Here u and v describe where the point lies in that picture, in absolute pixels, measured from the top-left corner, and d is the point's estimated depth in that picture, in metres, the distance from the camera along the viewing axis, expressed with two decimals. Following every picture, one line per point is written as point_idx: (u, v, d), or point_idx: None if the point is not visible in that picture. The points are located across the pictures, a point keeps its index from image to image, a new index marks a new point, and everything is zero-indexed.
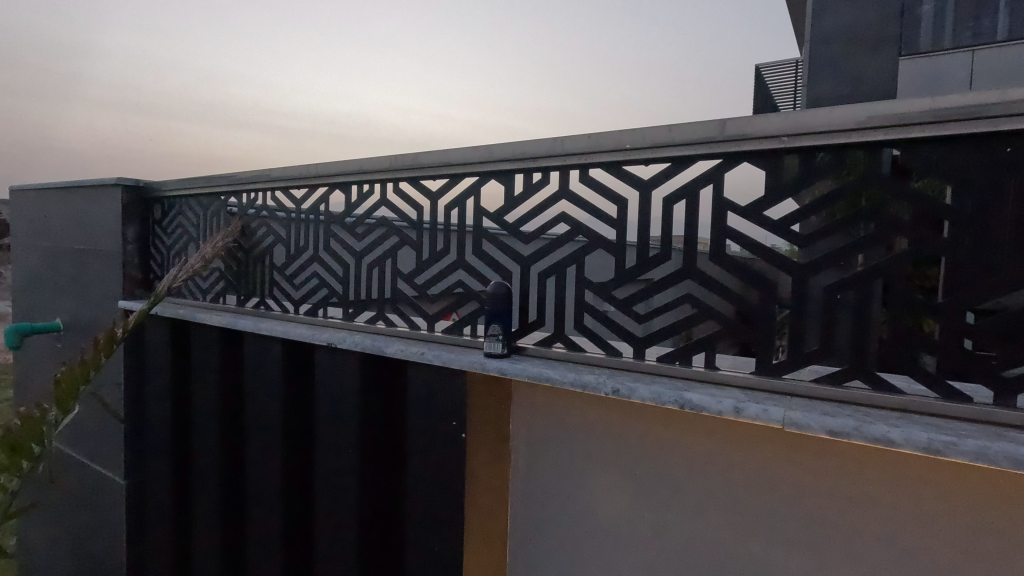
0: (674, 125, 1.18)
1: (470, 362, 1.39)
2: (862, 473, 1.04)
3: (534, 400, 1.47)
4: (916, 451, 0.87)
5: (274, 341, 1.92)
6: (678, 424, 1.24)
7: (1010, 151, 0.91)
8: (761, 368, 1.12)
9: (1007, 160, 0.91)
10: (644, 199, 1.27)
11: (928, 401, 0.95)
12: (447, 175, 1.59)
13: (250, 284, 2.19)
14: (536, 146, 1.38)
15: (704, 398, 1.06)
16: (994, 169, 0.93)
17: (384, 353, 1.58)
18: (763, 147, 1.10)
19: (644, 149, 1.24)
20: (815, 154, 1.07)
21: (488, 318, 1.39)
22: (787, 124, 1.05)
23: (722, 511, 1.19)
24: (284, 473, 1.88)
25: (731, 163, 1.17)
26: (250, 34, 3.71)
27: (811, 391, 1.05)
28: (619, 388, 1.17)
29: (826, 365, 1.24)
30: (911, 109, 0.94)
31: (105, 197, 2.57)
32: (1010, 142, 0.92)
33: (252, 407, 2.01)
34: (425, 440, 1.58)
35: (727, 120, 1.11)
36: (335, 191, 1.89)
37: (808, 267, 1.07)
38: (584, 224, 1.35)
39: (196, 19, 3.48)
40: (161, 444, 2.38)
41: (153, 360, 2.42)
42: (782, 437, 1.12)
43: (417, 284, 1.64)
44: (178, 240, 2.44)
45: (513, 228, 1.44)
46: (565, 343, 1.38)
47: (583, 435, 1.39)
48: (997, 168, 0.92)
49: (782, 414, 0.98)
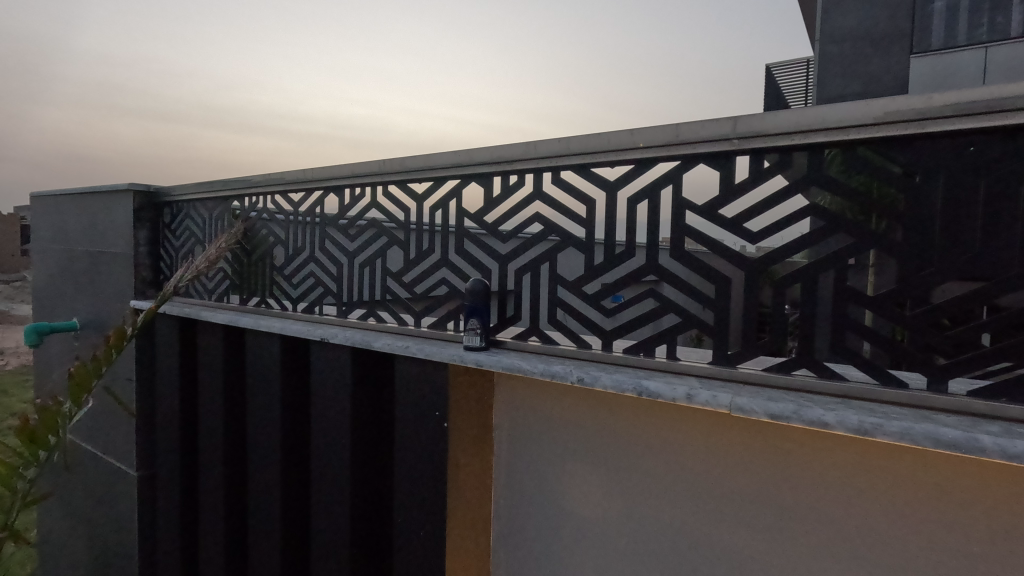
0: (636, 129, 1.25)
1: (450, 355, 1.46)
2: (819, 461, 1.09)
3: (516, 395, 1.54)
4: (847, 432, 0.92)
5: (273, 337, 2.01)
6: (652, 420, 1.30)
7: (972, 149, 0.94)
8: (718, 358, 1.19)
9: (966, 158, 0.95)
10: (610, 199, 1.34)
11: (867, 388, 1.01)
12: (431, 178, 1.68)
13: (252, 283, 2.30)
14: (511, 150, 1.45)
15: (660, 385, 1.13)
16: (950, 167, 0.96)
17: (372, 346, 1.66)
18: (717, 149, 1.17)
19: (609, 152, 1.31)
20: (764, 156, 1.14)
21: (467, 313, 1.47)
22: (738, 127, 1.11)
23: (688, 497, 1.25)
24: (283, 465, 1.98)
25: (690, 164, 1.23)
26: (266, 41, 3.84)
27: (762, 378, 1.11)
28: (584, 376, 1.23)
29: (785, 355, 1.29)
30: (850, 113, 0.99)
31: (118, 203, 2.70)
32: (970, 141, 0.95)
33: (253, 400, 2.12)
34: (412, 430, 1.66)
35: (683, 125, 1.18)
36: (330, 195, 1.99)
37: (760, 261, 1.13)
38: (556, 224, 1.42)
39: (218, 27, 3.61)
40: (171, 437, 2.49)
41: (163, 357, 2.53)
42: (741, 425, 1.18)
43: (405, 282, 1.73)
44: (186, 243, 2.55)
45: (491, 228, 1.52)
46: (540, 336, 1.45)
47: (564, 433, 1.45)
48: (954, 165, 0.96)
49: (729, 399, 1.04)
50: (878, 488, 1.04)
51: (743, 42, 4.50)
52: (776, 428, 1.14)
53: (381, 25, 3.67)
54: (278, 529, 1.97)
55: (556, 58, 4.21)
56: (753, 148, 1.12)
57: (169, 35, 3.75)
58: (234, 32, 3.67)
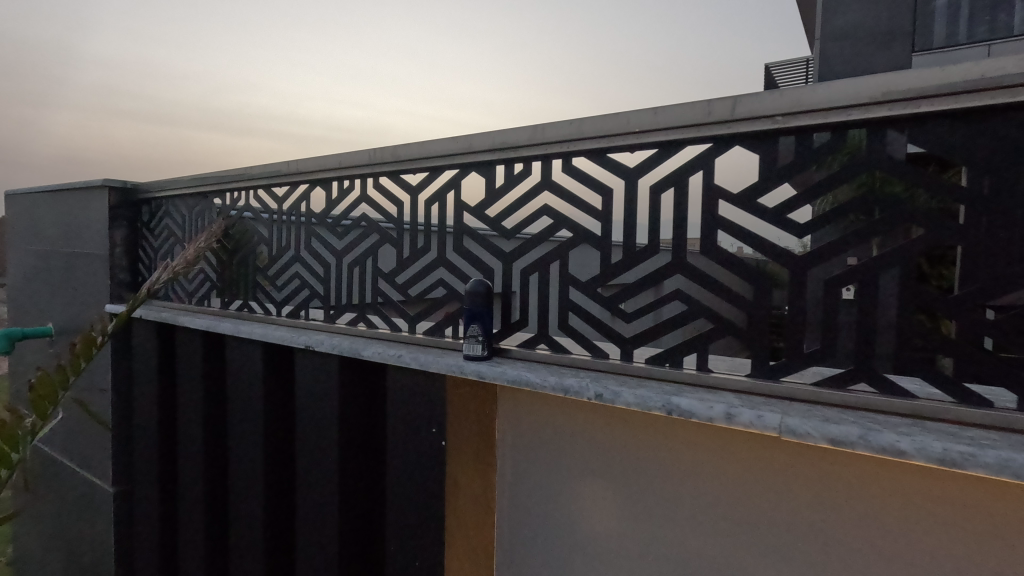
0: (660, 108, 1.09)
1: (448, 365, 1.29)
2: (884, 490, 0.93)
3: (521, 410, 1.37)
4: (929, 463, 0.76)
5: (255, 344, 1.84)
6: (677, 437, 1.13)
7: None
8: (758, 371, 1.02)
9: None
10: (630, 188, 1.17)
11: (941, 406, 0.85)
12: (426, 168, 1.52)
13: (235, 285, 2.13)
14: (516, 134, 1.29)
15: (693, 403, 0.97)
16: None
17: (361, 355, 1.49)
18: (756, 129, 1.00)
19: (628, 135, 1.14)
20: (811, 136, 0.98)
21: (467, 318, 1.30)
22: (783, 102, 0.95)
23: (720, 525, 1.09)
24: (265, 485, 1.81)
25: (722, 147, 1.07)
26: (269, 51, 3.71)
27: (812, 394, 0.95)
28: (603, 392, 1.07)
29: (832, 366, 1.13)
30: (917, 81, 0.84)
31: (92, 199, 2.52)
32: None
33: (234, 412, 1.95)
34: (406, 447, 1.50)
35: (715, 101, 1.02)
36: (316, 189, 1.83)
37: (808, 257, 0.97)
38: (568, 218, 1.25)
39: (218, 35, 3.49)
40: (149, 451, 2.32)
41: (140, 364, 2.36)
42: (782, 446, 1.02)
43: (398, 283, 1.56)
44: (164, 242, 2.38)
45: (494, 222, 1.36)
46: (548, 344, 1.29)
47: (577, 453, 1.28)
48: None
49: (779, 421, 0.88)
50: (958, 523, 0.87)
51: (751, 40, 4.41)
52: (829, 452, 0.97)
53: (394, 30, 3.54)
54: (262, 553, 1.81)
55: (572, 66, 4.07)
56: (801, 125, 0.96)
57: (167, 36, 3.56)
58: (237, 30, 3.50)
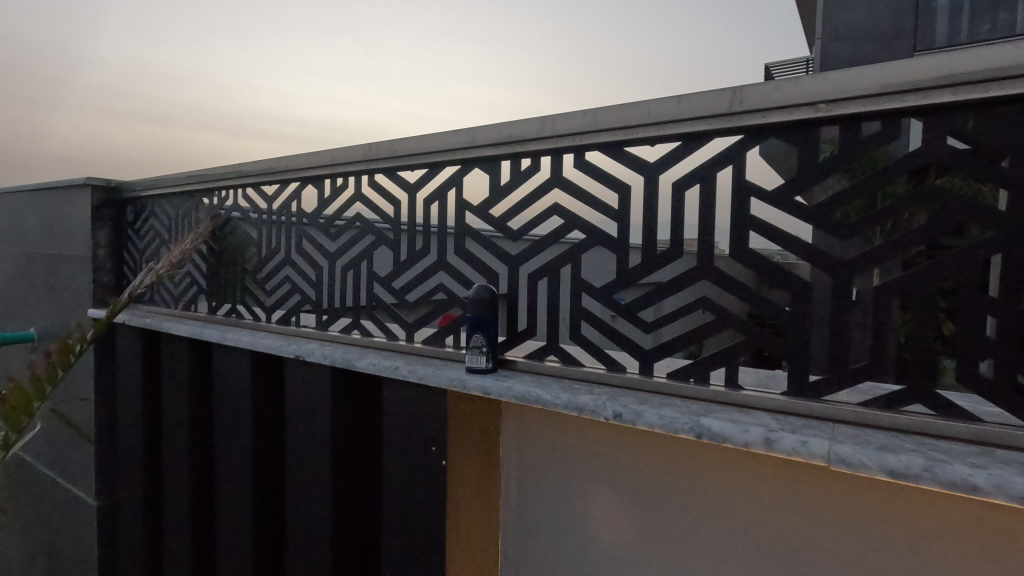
0: (684, 96, 0.98)
1: (449, 379, 1.18)
2: (955, 532, 0.78)
3: (526, 427, 1.24)
4: (1010, 502, 0.65)
5: (242, 353, 1.73)
6: (702, 461, 0.99)
7: None
8: (796, 388, 0.92)
9: None
10: (649, 185, 1.07)
11: (1011, 432, 0.75)
12: (425, 163, 1.41)
13: (222, 289, 2.02)
14: (523, 127, 1.17)
15: (726, 425, 0.86)
16: None
17: (354, 366, 1.38)
18: (794, 118, 0.89)
19: (647, 126, 1.03)
20: (857, 126, 0.86)
21: (469, 327, 1.20)
22: (826, 87, 0.84)
23: (751, 562, 0.95)
24: (253, 504, 1.70)
25: (753, 140, 0.95)
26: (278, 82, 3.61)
27: (861, 416, 0.85)
28: (622, 411, 0.95)
29: (876, 385, 1.03)
30: (988, 61, 0.73)
31: (75, 199, 2.40)
32: None
33: (221, 424, 1.84)
34: (403, 465, 1.39)
35: (748, 87, 0.91)
36: (307, 187, 1.73)
37: (854, 262, 0.86)
38: (580, 218, 1.14)
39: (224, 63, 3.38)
40: (133, 463, 2.21)
41: (125, 372, 2.24)
42: (827, 474, 0.88)
43: (394, 288, 1.46)
44: (149, 243, 2.27)
45: (499, 223, 1.25)
46: (558, 355, 1.18)
47: (586, 477, 1.14)
48: None
49: (826, 448, 0.78)
50: None
51: (759, 43, 4.34)
52: (885, 485, 0.83)
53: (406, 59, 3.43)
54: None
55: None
56: (848, 113, 0.84)
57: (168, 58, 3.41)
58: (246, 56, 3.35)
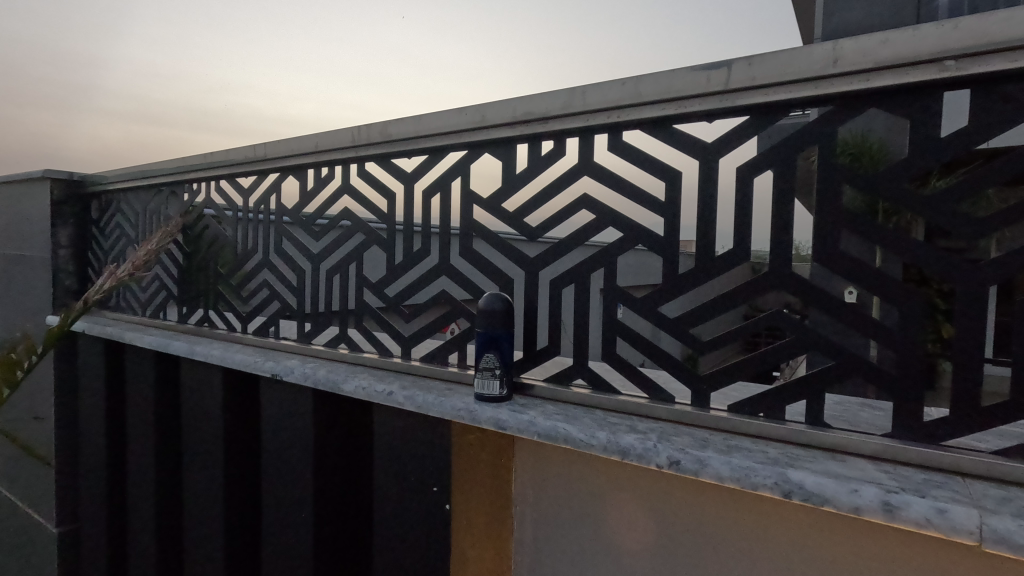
0: (754, 57, 0.77)
1: (454, 409, 0.97)
2: None
3: (546, 463, 1.02)
4: None
5: (213, 368, 1.51)
6: (774, 520, 0.80)
7: None
8: (906, 431, 0.72)
9: None
10: (706, 170, 0.86)
11: None
12: (424, 150, 1.20)
13: (193, 294, 1.80)
14: (545, 102, 0.96)
15: (826, 482, 0.65)
16: None
17: (340, 388, 1.16)
18: (907, 82, 0.68)
19: (704, 96, 0.82)
20: (994, 90, 0.66)
21: (480, 346, 0.99)
22: (958, 36, 0.64)
23: None
24: (224, 543, 1.48)
25: (845, 113, 0.75)
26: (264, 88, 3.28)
27: (999, 470, 0.65)
28: (679, 458, 0.75)
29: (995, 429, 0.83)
30: None
31: (34, 195, 2.16)
32: None
33: (190, 449, 1.61)
34: (399, 504, 1.18)
35: (844, 42, 0.70)
36: (288, 178, 1.51)
37: (987, 268, 0.67)
38: (617, 213, 0.94)
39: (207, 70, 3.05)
40: (96, 488, 1.97)
41: (87, 385, 2.01)
42: (946, 546, 0.69)
43: (387, 295, 1.24)
44: (116, 243, 2.04)
45: (514, 219, 1.04)
46: (587, 379, 0.97)
47: (621, 529, 0.93)
48: None
49: (975, 520, 0.57)
50: None
51: None
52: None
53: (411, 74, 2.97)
54: None
55: None
56: (986, 72, 0.64)
57: (148, 70, 3.04)
58: (243, 76, 3.01)
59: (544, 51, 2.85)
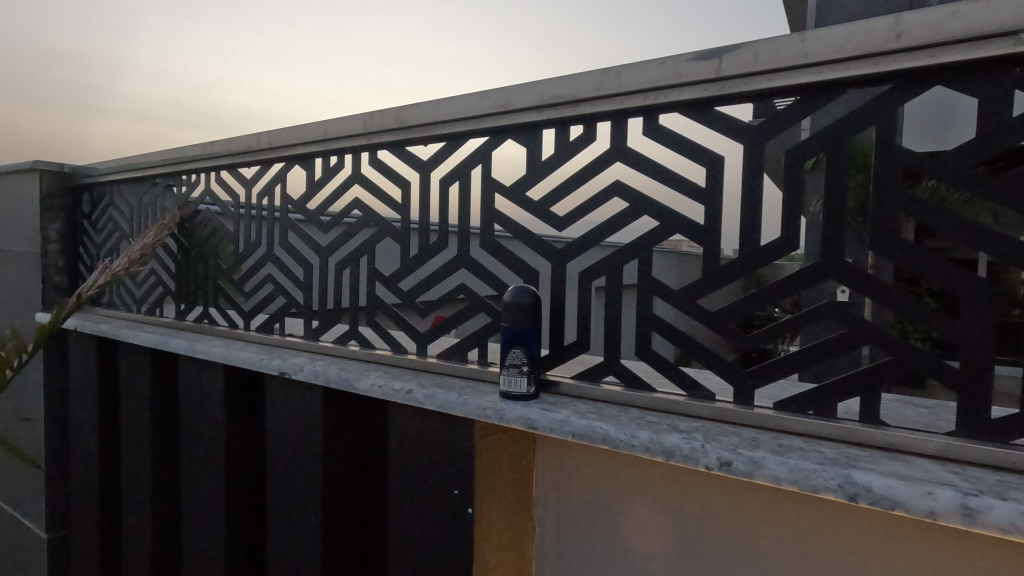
0: (808, 34, 0.73)
1: (479, 409, 0.91)
2: None
3: (573, 466, 0.97)
4: None
5: (215, 366, 1.45)
6: (827, 525, 0.75)
7: None
8: (972, 429, 0.68)
9: None
10: (750, 155, 0.82)
11: None
12: (442, 136, 1.14)
13: (191, 290, 1.72)
14: (575, 84, 0.92)
15: (897, 485, 0.60)
16: None
17: (353, 387, 1.10)
18: (975, 57, 0.64)
19: (751, 75, 0.78)
20: None
21: (505, 342, 0.94)
22: None
23: None
24: (225, 547, 1.41)
25: (905, 93, 0.71)
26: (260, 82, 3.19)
27: None
28: (731, 458, 0.70)
29: None
30: None
31: (23, 186, 2.08)
32: None
33: (189, 451, 1.54)
34: (414, 507, 1.13)
35: (907, 15, 0.66)
36: (293, 168, 1.45)
37: None
38: (652, 202, 0.89)
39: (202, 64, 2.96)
40: (88, 491, 1.90)
41: (79, 385, 1.93)
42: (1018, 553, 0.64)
43: (401, 289, 1.19)
44: (110, 237, 1.97)
45: (540, 209, 0.99)
46: (620, 376, 0.92)
47: (653, 536, 0.88)
48: None
49: None
50: None
51: None
52: None
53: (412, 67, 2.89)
54: None
55: None
56: None
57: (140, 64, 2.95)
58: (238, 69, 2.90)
59: (551, 45, 2.77)
